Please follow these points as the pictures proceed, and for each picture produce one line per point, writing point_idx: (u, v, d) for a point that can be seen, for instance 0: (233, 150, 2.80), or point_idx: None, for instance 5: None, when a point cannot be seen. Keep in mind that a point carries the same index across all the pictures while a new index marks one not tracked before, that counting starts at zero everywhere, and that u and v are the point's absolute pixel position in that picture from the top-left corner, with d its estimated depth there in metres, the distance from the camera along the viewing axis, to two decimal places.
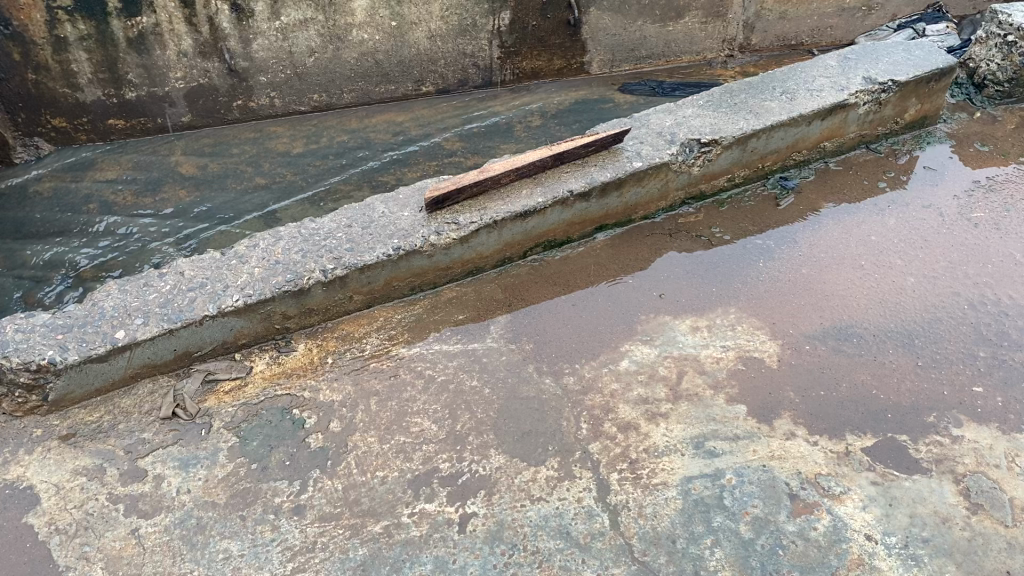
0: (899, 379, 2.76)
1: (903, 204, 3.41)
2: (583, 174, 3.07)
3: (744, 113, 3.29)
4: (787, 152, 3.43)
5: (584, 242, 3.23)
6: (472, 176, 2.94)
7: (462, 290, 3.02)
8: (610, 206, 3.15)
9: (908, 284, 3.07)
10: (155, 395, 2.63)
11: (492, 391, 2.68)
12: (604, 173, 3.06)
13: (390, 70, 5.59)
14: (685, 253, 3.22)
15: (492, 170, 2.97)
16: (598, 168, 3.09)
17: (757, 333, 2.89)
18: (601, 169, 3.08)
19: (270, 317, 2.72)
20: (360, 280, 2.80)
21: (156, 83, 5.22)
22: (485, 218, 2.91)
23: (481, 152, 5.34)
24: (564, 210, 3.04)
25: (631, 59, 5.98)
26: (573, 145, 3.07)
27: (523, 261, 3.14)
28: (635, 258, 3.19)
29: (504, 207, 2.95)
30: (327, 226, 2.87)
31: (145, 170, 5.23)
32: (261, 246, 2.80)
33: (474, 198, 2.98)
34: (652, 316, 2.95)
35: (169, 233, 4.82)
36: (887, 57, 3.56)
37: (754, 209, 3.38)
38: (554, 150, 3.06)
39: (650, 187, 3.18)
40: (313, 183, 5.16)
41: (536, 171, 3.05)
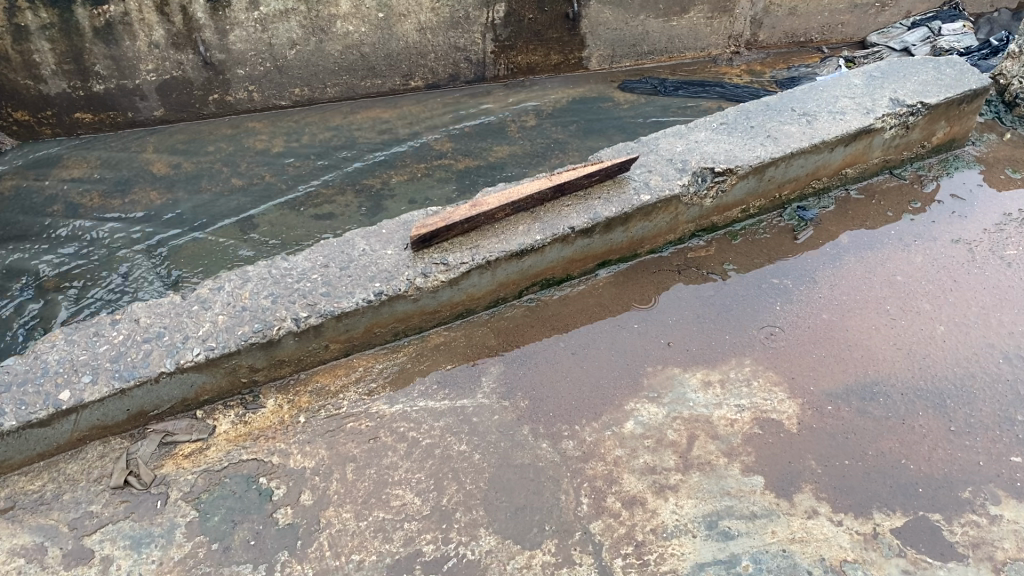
0: (929, 447, 2.51)
1: (930, 237, 3.14)
2: (586, 207, 2.78)
3: (762, 138, 3.01)
4: (807, 179, 3.15)
5: (585, 279, 2.95)
6: (463, 212, 2.66)
7: (450, 335, 2.74)
8: (614, 241, 2.87)
9: (938, 333, 2.81)
10: (105, 460, 2.35)
11: (483, 457, 2.41)
12: (609, 206, 2.78)
13: (376, 64, 5.26)
14: (695, 292, 2.94)
15: (484, 204, 2.69)
16: (602, 200, 2.81)
17: (775, 390, 2.63)
18: (605, 202, 2.79)
19: (235, 371, 2.44)
20: (337, 329, 2.51)
21: (125, 75, 4.87)
22: (477, 258, 2.63)
23: (473, 154, 5.04)
24: (564, 247, 2.76)
25: (632, 55, 5.67)
26: (574, 176, 2.78)
27: (518, 301, 2.86)
28: (640, 298, 2.91)
29: (498, 245, 2.66)
30: (301, 266, 2.58)
31: (114, 168, 4.90)
32: (227, 288, 2.52)
33: (464, 234, 2.69)
34: (659, 368, 2.68)
35: (138, 241, 4.52)
36: (916, 75, 3.27)
37: (770, 243, 3.10)
38: (552, 180, 2.78)
39: (659, 220, 2.90)
40: (293, 186, 4.85)
41: (533, 204, 2.76)
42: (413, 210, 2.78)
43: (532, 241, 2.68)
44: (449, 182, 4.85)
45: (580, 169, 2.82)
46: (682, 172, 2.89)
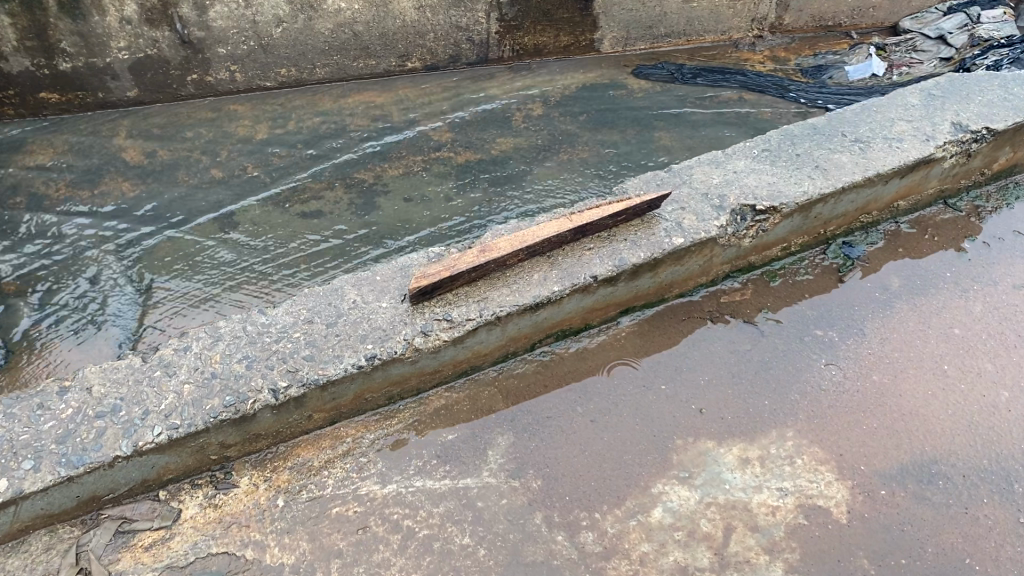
0: (996, 543, 2.17)
1: (991, 281, 2.80)
2: (610, 251, 2.43)
3: (809, 169, 2.65)
4: (856, 213, 2.80)
5: (606, 327, 2.61)
6: (469, 260, 2.32)
7: (453, 397, 2.40)
8: (640, 288, 2.52)
9: (1002, 401, 2.49)
10: (50, 554, 2.00)
11: (489, 552, 2.08)
12: (637, 251, 2.43)
13: (370, 43, 4.84)
14: (730, 344, 2.59)
15: (495, 249, 2.34)
16: (630, 242, 2.46)
17: (821, 471, 2.31)
18: (632, 245, 2.44)
19: (204, 448, 2.11)
20: (323, 398, 2.17)
21: (95, 52, 4.44)
22: (485, 313, 2.28)
23: (474, 146, 4.65)
24: (584, 297, 2.41)
25: (648, 37, 5.30)
26: (598, 216, 2.43)
27: (530, 355, 2.52)
28: (668, 350, 2.57)
29: (509, 296, 2.32)
30: (282, 321, 2.23)
31: (83, 155, 4.52)
32: (195, 348, 2.17)
33: (471, 283, 2.35)
34: (690, 441, 2.35)
35: (107, 239, 4.16)
36: (980, 96, 2.91)
37: (812, 285, 2.76)
38: (573, 221, 2.43)
39: (692, 264, 2.55)
40: (278, 179, 4.48)
41: (551, 247, 2.41)
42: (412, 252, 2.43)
43: (549, 292, 2.33)
44: (448, 178, 4.47)
45: (604, 207, 2.48)
46: (720, 210, 2.54)
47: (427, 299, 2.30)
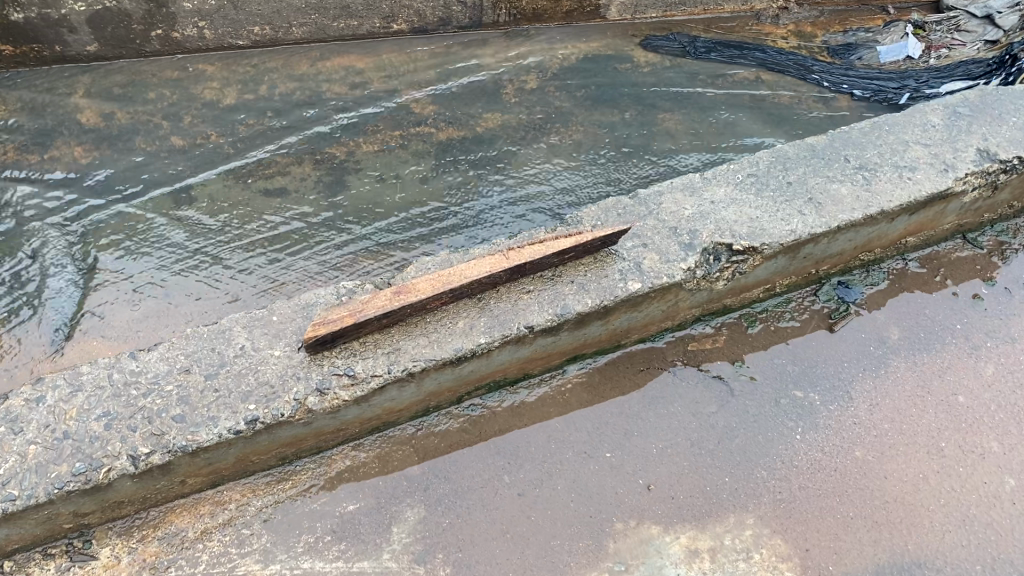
0: None
1: (1009, 337, 2.40)
2: (553, 295, 2.07)
3: (800, 201, 2.26)
4: (855, 251, 2.41)
5: (550, 376, 2.26)
6: (381, 304, 1.97)
7: (360, 458, 2.07)
8: (589, 336, 2.16)
9: (1006, 491, 2.11)
10: None
11: None
12: (584, 297, 2.06)
13: (351, 2, 4.47)
14: (693, 402, 2.23)
15: (412, 291, 1.99)
16: (577, 285, 2.10)
17: (781, 571, 1.95)
18: (579, 289, 2.08)
19: (53, 518, 1.81)
20: (196, 463, 1.87)
21: (48, 3, 4.09)
22: (395, 368, 1.94)
23: (458, 122, 4.28)
24: (519, 349, 2.06)
25: (660, 4, 4.88)
26: (540, 254, 2.07)
27: (458, 408, 2.18)
28: (620, 407, 2.21)
29: (426, 349, 1.97)
30: (156, 369, 1.92)
31: (36, 115, 4.19)
32: (50, 400, 1.86)
33: (384, 331, 2.00)
34: (632, 524, 2.00)
35: (53, 211, 3.85)
36: (1013, 117, 2.48)
37: (797, 334, 2.38)
38: (510, 258, 2.07)
39: (652, 310, 2.18)
40: (242, 150, 4.13)
41: (481, 289, 2.06)
42: (321, 288, 2.09)
43: (475, 343, 1.98)
44: (426, 157, 4.10)
45: (549, 243, 2.11)
46: (689, 248, 2.16)
47: (327, 348, 1.96)
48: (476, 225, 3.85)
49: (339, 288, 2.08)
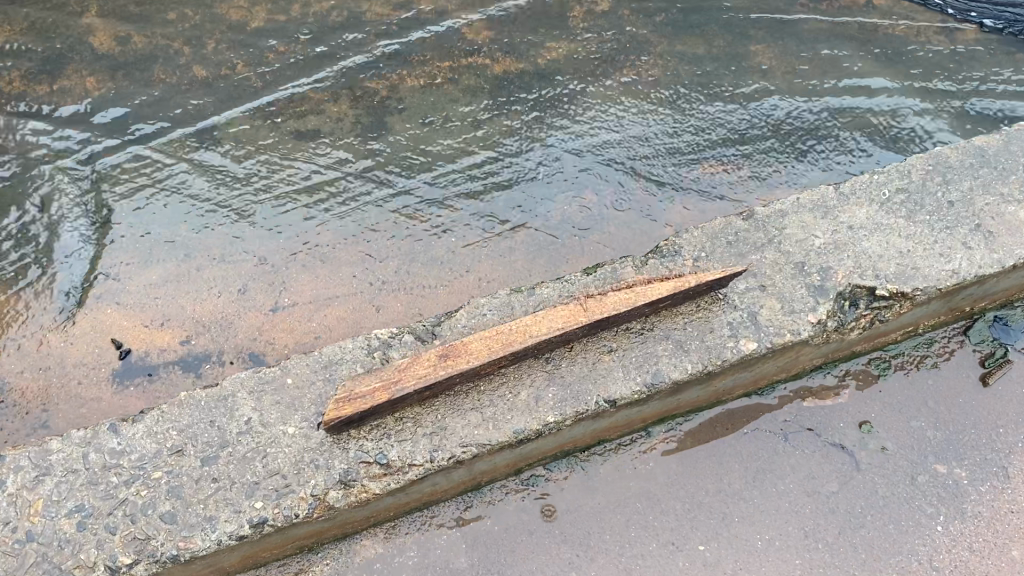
0: None
1: None
2: (614, 373, 1.97)
3: (946, 234, 2.22)
4: (954, 305, 2.26)
5: (632, 440, 2.16)
6: (420, 376, 1.90)
7: (417, 535, 2.01)
8: (653, 408, 2.06)
9: None
10: None
11: None
12: (651, 364, 1.99)
13: None
14: (813, 478, 2.10)
15: (460, 357, 1.94)
16: (673, 341, 2.04)
17: None
18: (655, 353, 2.00)
19: None
20: None
21: None
22: (422, 457, 1.87)
23: (516, 53, 3.74)
24: (594, 422, 1.99)
25: None
26: (621, 304, 2.02)
27: (515, 479, 2.09)
28: (722, 485, 2.09)
29: (478, 430, 1.91)
30: None
31: (44, 38, 3.76)
32: None
33: (444, 396, 1.96)
34: None
35: (64, 152, 3.45)
36: None
37: (946, 390, 2.23)
38: (593, 306, 2.05)
39: (748, 373, 2.11)
40: (271, 84, 3.65)
41: (533, 356, 1.97)
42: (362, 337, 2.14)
43: (541, 419, 1.91)
44: (478, 96, 3.61)
45: (636, 293, 2.05)
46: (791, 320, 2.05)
47: (355, 426, 1.91)
48: (537, 180, 3.37)
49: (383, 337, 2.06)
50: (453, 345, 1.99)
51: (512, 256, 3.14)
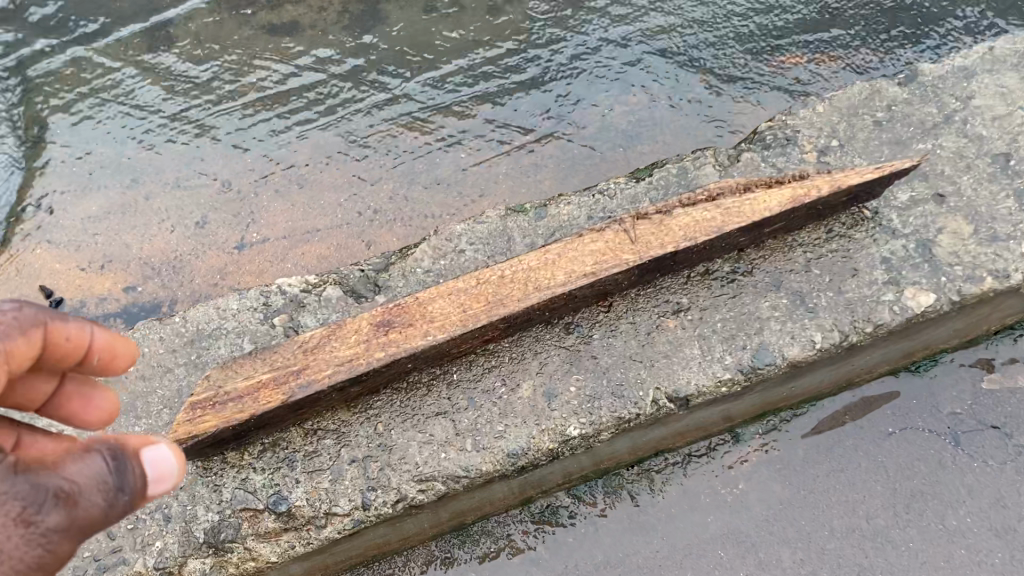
0: None
1: None
2: (640, 356, 1.64)
3: None
4: None
5: (713, 446, 1.77)
6: (342, 361, 1.54)
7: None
8: (735, 407, 1.71)
9: None
10: None
11: None
12: (720, 337, 1.65)
13: None
14: (999, 504, 1.63)
15: (406, 333, 1.56)
16: (795, 294, 1.68)
17: None
18: (689, 327, 1.66)
19: None
20: None
21: None
22: (343, 504, 1.56)
23: None
24: (637, 436, 1.66)
25: None
26: (693, 232, 1.62)
27: (529, 510, 1.74)
28: (868, 519, 1.65)
29: (447, 457, 1.58)
30: None
31: None
32: None
33: (412, 382, 1.65)
34: None
35: None
36: None
37: None
38: (665, 231, 1.63)
39: (893, 349, 1.72)
40: None
41: (517, 323, 1.59)
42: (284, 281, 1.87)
43: (546, 430, 1.58)
44: None
45: (727, 211, 1.64)
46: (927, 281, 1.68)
47: (264, 433, 1.61)
48: (568, 77, 2.66)
49: (258, 308, 1.81)
50: (422, 296, 1.60)
51: (537, 174, 2.46)
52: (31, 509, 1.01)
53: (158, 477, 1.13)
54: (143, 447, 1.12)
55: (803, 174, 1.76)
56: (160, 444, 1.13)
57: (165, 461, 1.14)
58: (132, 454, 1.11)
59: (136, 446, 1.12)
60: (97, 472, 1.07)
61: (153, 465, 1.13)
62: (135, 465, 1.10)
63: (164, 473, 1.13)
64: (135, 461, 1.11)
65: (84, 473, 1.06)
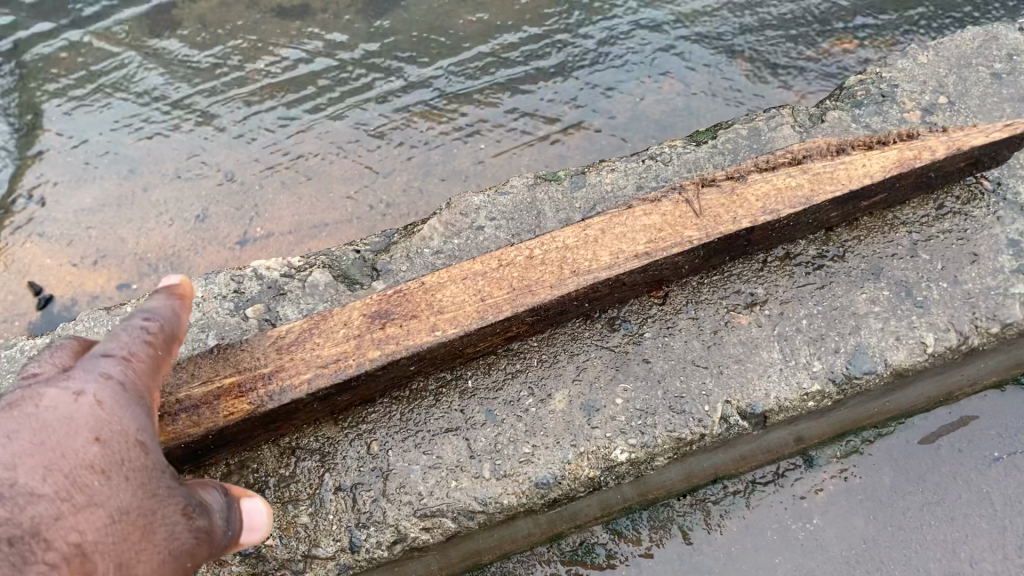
0: None
1: None
2: (711, 362, 1.42)
3: None
4: None
5: (781, 472, 1.55)
6: (325, 363, 1.32)
7: None
8: (807, 429, 1.49)
9: None
10: None
11: None
12: (805, 337, 1.43)
13: None
14: None
15: (409, 327, 1.34)
16: (902, 283, 1.48)
17: None
18: (763, 329, 1.44)
19: None
20: None
21: None
22: (326, 546, 1.34)
23: None
24: (692, 462, 1.44)
25: None
26: (777, 202, 1.43)
27: (554, 547, 1.52)
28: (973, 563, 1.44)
29: (461, 491, 1.35)
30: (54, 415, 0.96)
31: None
32: None
33: (415, 390, 1.43)
34: None
35: None
36: None
37: None
38: (740, 203, 1.44)
39: (1007, 358, 1.52)
40: None
41: (546, 315, 1.40)
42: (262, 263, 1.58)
43: (585, 453, 1.36)
44: None
45: (817, 177, 1.46)
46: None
47: (227, 449, 1.38)
48: (598, 63, 2.47)
49: (226, 295, 1.53)
50: (430, 281, 1.38)
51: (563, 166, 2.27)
52: (182, 509, 1.00)
53: (249, 528, 1.09)
54: (244, 497, 1.11)
55: (909, 132, 1.52)
56: (257, 496, 1.11)
57: (260, 511, 1.10)
58: (234, 498, 1.09)
59: (239, 494, 1.11)
60: (213, 500, 1.06)
61: (250, 514, 1.10)
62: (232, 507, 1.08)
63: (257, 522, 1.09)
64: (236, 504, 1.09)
65: (203, 499, 1.04)
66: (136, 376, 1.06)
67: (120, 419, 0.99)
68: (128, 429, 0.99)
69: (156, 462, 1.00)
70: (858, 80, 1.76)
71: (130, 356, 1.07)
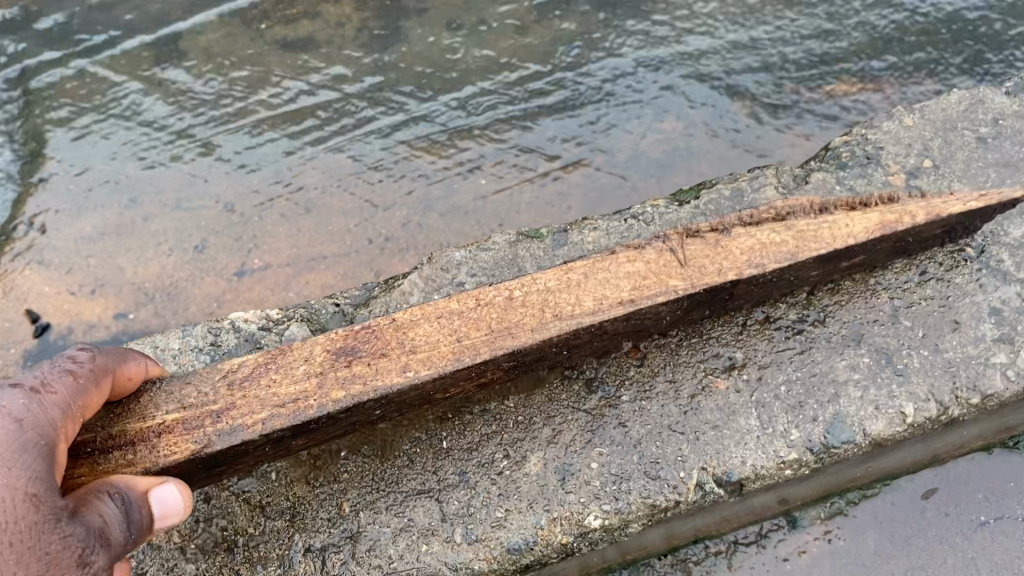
0: None
1: None
2: (688, 428, 1.42)
3: None
4: None
5: (764, 532, 1.53)
6: (282, 403, 1.28)
7: None
8: (790, 493, 1.48)
9: None
10: None
11: None
12: (782, 407, 1.43)
13: None
14: None
15: (378, 366, 1.31)
16: (886, 354, 1.46)
17: None
18: (742, 398, 1.44)
19: None
20: None
21: None
22: None
23: None
24: (673, 525, 1.44)
25: None
26: (761, 256, 1.42)
27: None
28: None
29: (438, 552, 1.37)
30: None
31: None
32: None
33: (387, 450, 1.45)
34: None
35: None
36: None
37: None
38: (725, 255, 1.42)
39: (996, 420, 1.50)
40: None
41: (522, 361, 1.38)
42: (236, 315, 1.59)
43: (557, 519, 1.37)
44: None
45: (803, 234, 1.44)
46: (1020, 344, 1.46)
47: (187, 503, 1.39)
48: (600, 100, 2.48)
49: (203, 347, 1.55)
50: (402, 318, 1.35)
51: (562, 203, 2.27)
52: (78, 556, 1.03)
53: (165, 514, 1.17)
54: (152, 487, 1.16)
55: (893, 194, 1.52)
56: (168, 483, 1.17)
57: (173, 499, 1.17)
58: (140, 495, 1.14)
59: (146, 485, 1.16)
60: (113, 514, 1.10)
61: (161, 501, 1.16)
62: (141, 507, 1.14)
63: (171, 512, 1.17)
64: (144, 502, 1.14)
65: (104, 517, 1.09)
66: (43, 410, 1.09)
67: (13, 468, 1.03)
68: (18, 479, 1.02)
69: (48, 512, 1.03)
70: (844, 141, 1.75)
71: (40, 388, 1.11)
